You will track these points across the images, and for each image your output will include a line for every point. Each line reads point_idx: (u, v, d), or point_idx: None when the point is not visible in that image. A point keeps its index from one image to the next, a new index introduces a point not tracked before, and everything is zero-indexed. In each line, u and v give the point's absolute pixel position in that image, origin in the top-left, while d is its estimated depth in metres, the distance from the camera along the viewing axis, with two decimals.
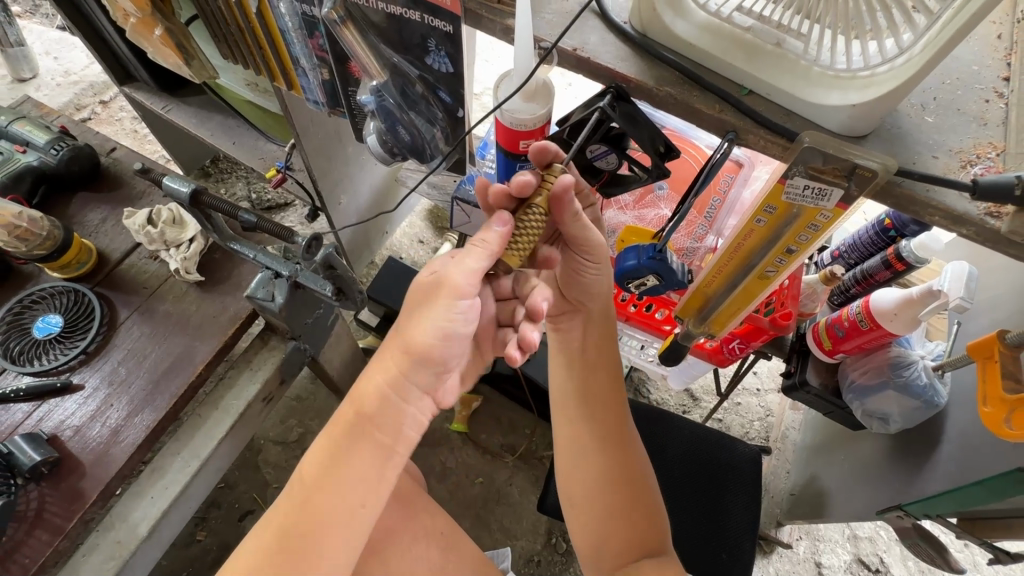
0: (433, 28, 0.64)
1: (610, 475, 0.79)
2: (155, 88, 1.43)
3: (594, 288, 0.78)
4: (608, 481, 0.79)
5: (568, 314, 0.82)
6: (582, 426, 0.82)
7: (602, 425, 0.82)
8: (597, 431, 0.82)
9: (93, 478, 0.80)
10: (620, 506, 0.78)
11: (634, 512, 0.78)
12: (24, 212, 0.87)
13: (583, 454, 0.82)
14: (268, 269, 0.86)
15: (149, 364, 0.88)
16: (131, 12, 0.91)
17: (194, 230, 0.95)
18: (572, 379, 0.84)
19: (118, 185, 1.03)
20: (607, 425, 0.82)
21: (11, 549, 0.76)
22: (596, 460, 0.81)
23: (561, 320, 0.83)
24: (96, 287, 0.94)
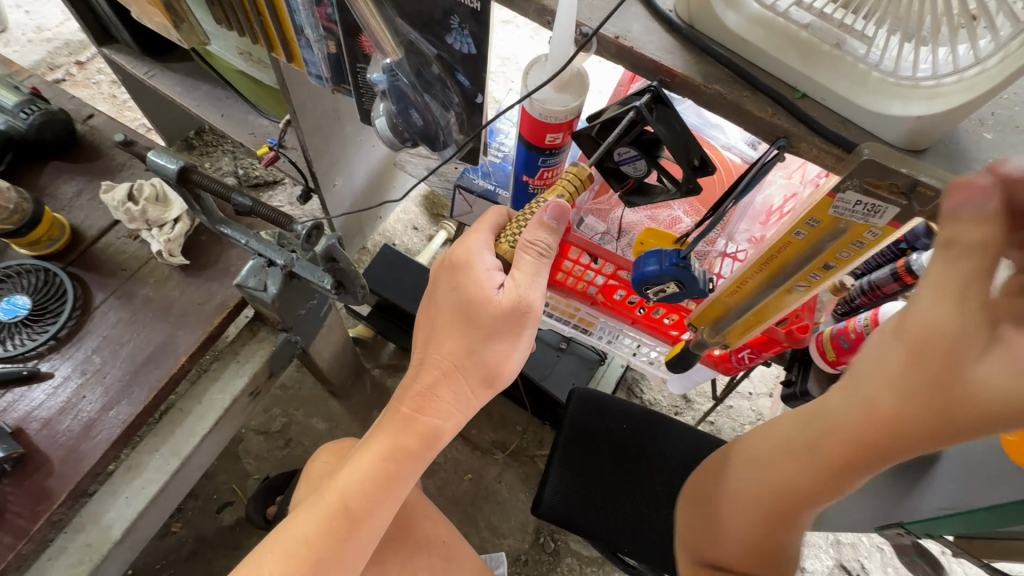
0: (458, 3, 0.58)
1: (762, 544, 0.60)
2: (138, 51, 1.33)
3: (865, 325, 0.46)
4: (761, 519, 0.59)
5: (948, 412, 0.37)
6: (753, 478, 0.60)
7: (773, 494, 0.57)
8: (762, 496, 0.58)
9: (62, 476, 0.74)
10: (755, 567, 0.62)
11: (765, 559, 0.61)
12: None
13: (748, 511, 0.60)
14: (260, 257, 0.80)
15: (127, 353, 0.82)
16: None
17: (179, 209, 0.89)
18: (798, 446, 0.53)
19: (96, 156, 0.95)
20: (786, 497, 0.56)
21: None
22: (749, 519, 0.61)
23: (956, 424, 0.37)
24: (68, 266, 0.86)
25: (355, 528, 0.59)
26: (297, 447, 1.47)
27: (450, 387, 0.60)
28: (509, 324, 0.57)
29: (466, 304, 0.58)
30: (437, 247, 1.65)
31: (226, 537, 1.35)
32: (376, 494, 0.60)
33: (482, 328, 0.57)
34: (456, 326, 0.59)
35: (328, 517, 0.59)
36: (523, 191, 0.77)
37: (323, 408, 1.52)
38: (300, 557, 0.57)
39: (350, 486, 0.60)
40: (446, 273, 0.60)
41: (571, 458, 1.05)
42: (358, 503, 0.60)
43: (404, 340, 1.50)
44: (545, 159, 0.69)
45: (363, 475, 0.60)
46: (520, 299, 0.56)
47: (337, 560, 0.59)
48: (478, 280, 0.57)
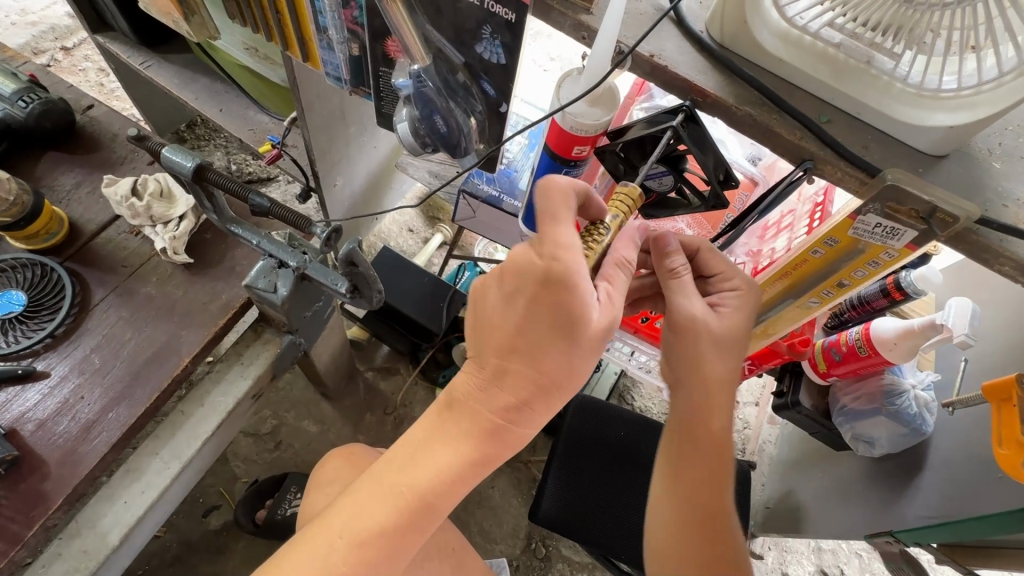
0: (492, 14, 0.59)
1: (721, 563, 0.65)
2: (134, 40, 1.29)
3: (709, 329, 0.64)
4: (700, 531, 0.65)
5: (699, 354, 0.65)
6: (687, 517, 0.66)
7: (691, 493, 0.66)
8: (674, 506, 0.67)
9: (58, 479, 0.71)
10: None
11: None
12: None
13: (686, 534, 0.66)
14: (271, 257, 0.79)
15: (127, 353, 0.79)
16: None
17: (185, 206, 0.87)
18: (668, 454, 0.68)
19: (97, 147, 0.92)
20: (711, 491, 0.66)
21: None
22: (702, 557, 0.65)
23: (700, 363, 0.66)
24: (66, 261, 0.84)
25: (420, 527, 0.59)
26: (287, 450, 1.44)
27: (539, 401, 0.57)
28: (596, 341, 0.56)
29: (570, 322, 0.53)
30: (434, 249, 1.65)
31: (212, 542, 1.32)
32: (454, 489, 0.59)
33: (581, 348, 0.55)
34: (551, 340, 0.54)
35: (402, 509, 0.58)
36: None
37: (315, 410, 1.50)
38: (369, 544, 0.57)
39: (425, 482, 0.58)
40: (541, 286, 0.53)
41: (571, 460, 1.06)
42: (435, 498, 0.58)
43: (399, 342, 1.49)
44: (567, 171, 0.70)
45: (439, 473, 0.58)
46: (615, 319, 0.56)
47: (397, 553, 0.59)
48: (584, 300, 0.53)
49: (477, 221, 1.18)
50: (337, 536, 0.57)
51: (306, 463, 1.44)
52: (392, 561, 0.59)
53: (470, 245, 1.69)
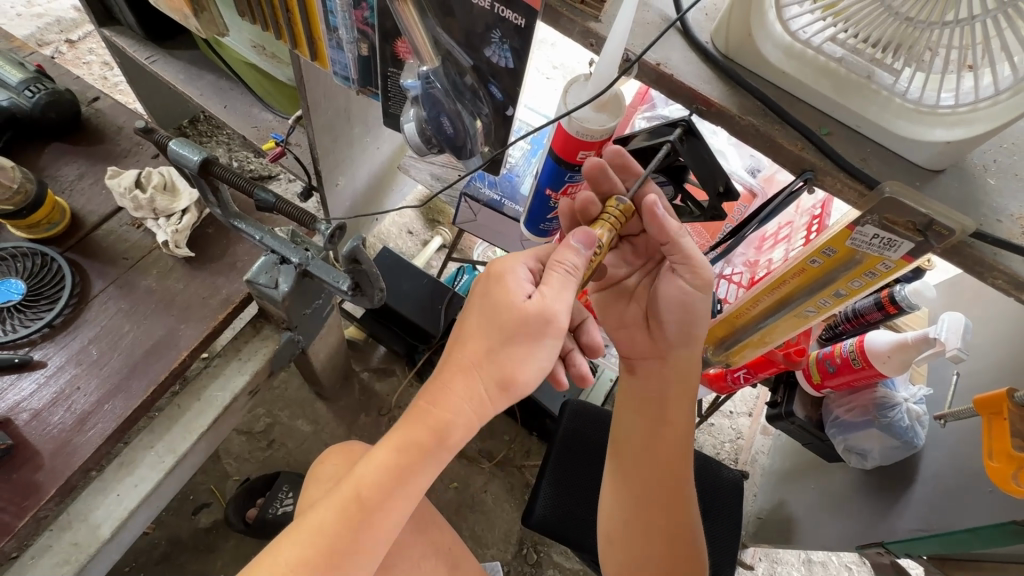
0: (502, 19, 0.60)
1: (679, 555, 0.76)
2: (141, 35, 1.30)
3: (692, 320, 0.73)
4: (660, 523, 0.77)
5: (649, 357, 0.79)
6: (649, 508, 0.77)
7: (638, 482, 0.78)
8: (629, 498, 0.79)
9: (52, 470, 0.71)
10: (664, 553, 0.76)
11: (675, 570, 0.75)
12: None
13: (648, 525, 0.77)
14: (273, 253, 0.80)
15: (125, 345, 0.79)
16: None
17: (188, 200, 0.87)
18: (624, 451, 0.80)
19: (101, 139, 0.92)
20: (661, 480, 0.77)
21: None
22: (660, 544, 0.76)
23: (641, 362, 0.80)
24: (67, 251, 0.83)
25: (364, 522, 0.59)
26: (280, 449, 1.44)
27: (462, 382, 0.61)
28: (533, 332, 0.61)
29: (494, 305, 0.61)
30: (432, 252, 1.65)
31: (201, 540, 1.31)
32: (391, 486, 0.60)
33: (502, 329, 0.60)
34: (480, 326, 0.62)
35: (343, 508, 0.59)
36: (543, 203, 0.78)
37: (309, 410, 1.49)
38: (317, 545, 0.58)
39: (370, 476, 0.60)
40: (482, 283, 0.65)
41: (562, 465, 1.06)
42: (372, 494, 0.59)
43: (396, 343, 1.49)
44: (572, 175, 0.71)
45: (381, 471, 0.60)
46: (545, 308, 0.60)
47: (348, 549, 0.59)
48: (507, 288, 0.62)
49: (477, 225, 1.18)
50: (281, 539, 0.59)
51: (299, 463, 1.43)
52: (342, 563, 0.59)
53: (469, 248, 1.70)
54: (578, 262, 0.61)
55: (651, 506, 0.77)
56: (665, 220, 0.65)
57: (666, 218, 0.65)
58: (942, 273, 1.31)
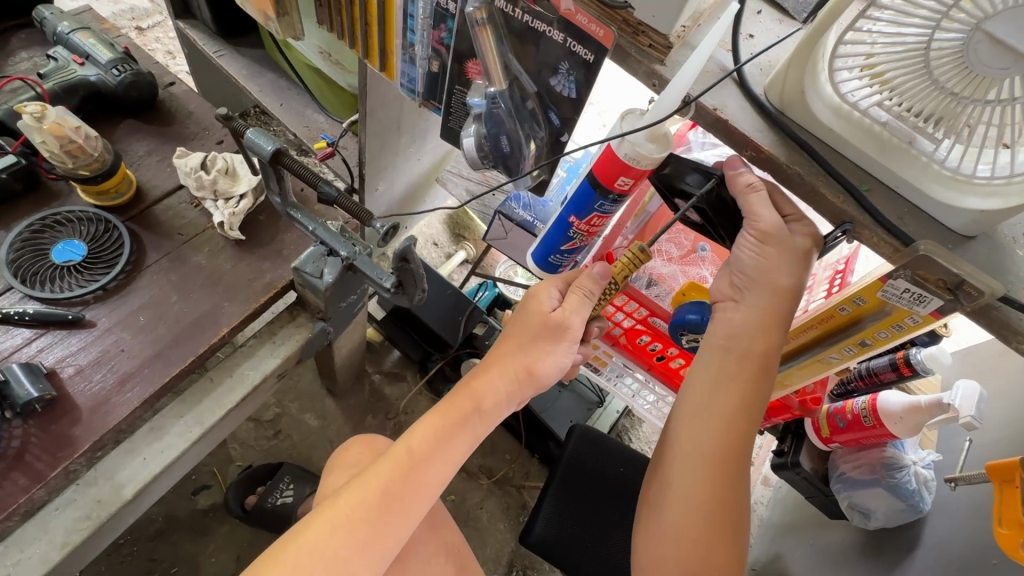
0: (572, 52, 0.65)
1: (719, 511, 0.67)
2: (213, 30, 1.38)
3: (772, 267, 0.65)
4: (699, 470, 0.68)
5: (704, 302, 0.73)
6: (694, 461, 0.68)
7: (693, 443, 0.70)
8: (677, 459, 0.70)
9: (88, 426, 0.74)
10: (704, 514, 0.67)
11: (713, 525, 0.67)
12: (83, 128, 0.80)
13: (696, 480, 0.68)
14: (322, 245, 0.84)
15: (170, 316, 0.83)
16: None
17: (247, 185, 0.91)
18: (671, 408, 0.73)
19: (172, 121, 0.98)
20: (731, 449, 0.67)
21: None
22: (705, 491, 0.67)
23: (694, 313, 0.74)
24: (128, 221, 0.88)
25: (411, 473, 0.70)
26: (285, 440, 1.45)
27: (501, 364, 0.74)
28: (552, 333, 0.73)
29: (542, 320, 0.73)
30: (456, 265, 1.72)
31: (198, 521, 1.32)
32: (437, 444, 0.71)
33: (537, 332, 0.73)
34: (512, 333, 0.76)
35: (396, 462, 0.70)
36: (563, 230, 0.81)
37: (318, 405, 1.51)
38: (370, 499, 0.68)
39: (416, 437, 0.71)
40: (522, 303, 0.78)
41: (565, 488, 1.07)
42: (421, 451, 0.71)
43: (411, 349, 1.51)
44: (603, 202, 0.74)
45: (428, 431, 0.72)
46: (564, 318, 0.72)
47: (403, 496, 0.69)
48: (541, 298, 0.74)
49: (507, 243, 1.22)
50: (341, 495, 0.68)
51: (302, 456, 1.45)
52: (393, 509, 0.68)
53: (491, 265, 1.74)
54: (595, 285, 0.72)
55: (709, 489, 0.67)
56: (750, 186, 0.65)
57: (753, 186, 0.65)
58: (957, 343, 1.32)
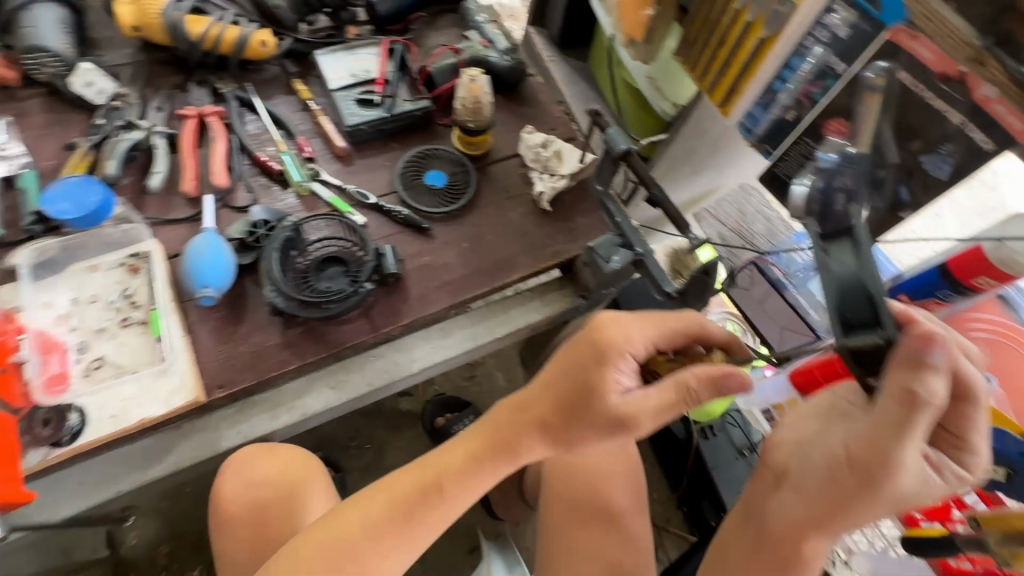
0: (966, 137, 0.66)
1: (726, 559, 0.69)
2: (554, 36, 1.63)
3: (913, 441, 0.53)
4: None
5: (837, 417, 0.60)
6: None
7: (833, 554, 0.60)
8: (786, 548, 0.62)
9: (411, 308, 0.95)
10: None
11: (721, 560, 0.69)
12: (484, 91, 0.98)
13: None
14: (617, 236, 0.96)
15: (484, 250, 1.03)
16: None
17: (569, 168, 1.09)
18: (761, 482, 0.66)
19: (525, 101, 1.19)
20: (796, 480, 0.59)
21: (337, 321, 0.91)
22: None
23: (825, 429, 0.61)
24: (476, 169, 1.10)
25: (428, 507, 0.68)
26: (475, 385, 1.66)
27: (532, 424, 0.64)
28: (610, 427, 0.61)
29: (585, 390, 0.61)
30: None
31: (395, 417, 1.58)
32: (464, 478, 0.68)
33: (588, 414, 0.61)
34: (563, 400, 0.63)
35: (411, 490, 0.69)
36: None
37: (510, 369, 1.69)
38: (384, 524, 0.68)
39: (453, 473, 0.68)
40: (588, 349, 0.64)
41: None
42: (446, 485, 0.68)
43: None
44: (948, 292, 0.72)
45: (460, 460, 0.68)
46: (631, 413, 0.60)
47: (414, 524, 0.68)
48: (611, 380, 0.61)
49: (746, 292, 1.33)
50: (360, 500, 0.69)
51: (484, 404, 1.64)
52: (383, 538, 0.68)
53: None
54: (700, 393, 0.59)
55: None
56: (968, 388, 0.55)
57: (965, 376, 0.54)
58: None
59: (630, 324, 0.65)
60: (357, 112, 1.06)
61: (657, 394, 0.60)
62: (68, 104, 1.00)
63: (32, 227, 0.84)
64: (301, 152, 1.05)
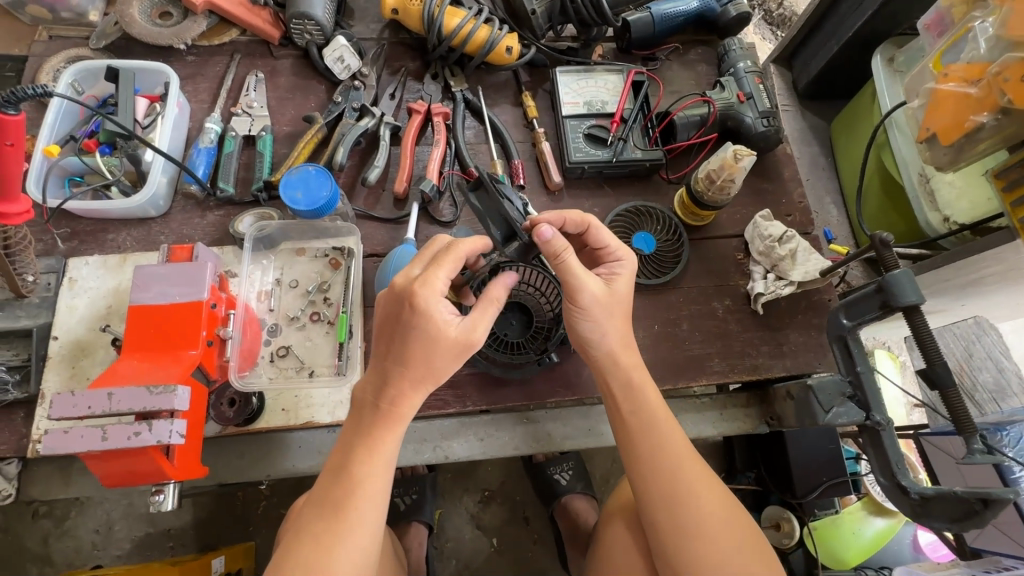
0: None
1: None
2: (801, 86, 1.39)
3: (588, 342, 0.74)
4: None
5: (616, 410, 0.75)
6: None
7: (670, 528, 0.67)
8: (660, 563, 0.69)
9: (585, 382, 0.86)
10: None
11: None
12: (739, 172, 0.84)
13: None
14: (850, 386, 0.79)
15: (676, 339, 0.91)
16: (981, 99, 0.83)
17: (803, 276, 0.90)
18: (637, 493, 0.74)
19: (764, 174, 1.02)
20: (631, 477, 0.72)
21: (504, 375, 0.85)
22: None
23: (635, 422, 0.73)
24: (689, 241, 0.97)
25: (346, 505, 0.62)
26: None
27: (390, 386, 0.64)
28: (456, 352, 0.64)
29: (405, 331, 0.63)
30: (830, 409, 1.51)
31: None
32: (356, 448, 0.64)
33: (427, 356, 0.63)
34: (387, 339, 0.65)
35: (327, 479, 0.64)
36: None
37: None
38: (311, 526, 0.62)
39: (355, 457, 0.64)
40: (400, 304, 0.63)
41: None
42: (353, 464, 0.64)
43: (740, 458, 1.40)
44: None
45: (386, 456, 0.65)
46: (463, 334, 0.64)
47: (331, 534, 0.61)
48: (430, 317, 0.62)
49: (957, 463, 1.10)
50: (283, 535, 0.64)
51: (588, 451, 1.55)
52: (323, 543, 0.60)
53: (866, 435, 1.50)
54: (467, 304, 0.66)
55: None
56: (561, 254, 0.68)
57: (565, 255, 0.69)
58: None
59: (436, 277, 0.63)
60: (584, 149, 0.96)
61: (462, 334, 0.63)
62: (313, 72, 1.01)
63: (260, 194, 0.87)
64: (513, 177, 0.97)
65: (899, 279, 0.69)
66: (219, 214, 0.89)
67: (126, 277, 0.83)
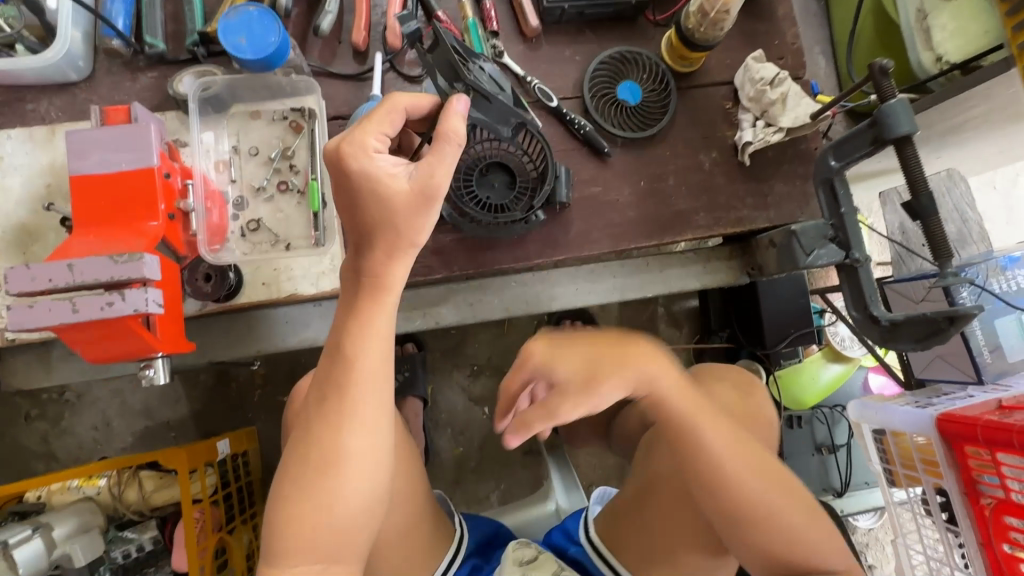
0: None
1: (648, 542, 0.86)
2: None
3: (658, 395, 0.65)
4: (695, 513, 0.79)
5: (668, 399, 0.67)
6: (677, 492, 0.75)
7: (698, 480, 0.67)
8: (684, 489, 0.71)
9: (572, 242, 0.85)
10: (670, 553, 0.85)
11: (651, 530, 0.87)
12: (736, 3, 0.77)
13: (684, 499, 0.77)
14: (832, 229, 0.79)
15: (662, 195, 0.89)
16: None
17: (793, 121, 0.87)
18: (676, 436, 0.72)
19: (758, 12, 0.94)
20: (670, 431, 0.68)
21: (489, 239, 0.83)
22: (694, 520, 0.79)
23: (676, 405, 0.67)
24: (677, 90, 0.92)
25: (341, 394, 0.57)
26: None
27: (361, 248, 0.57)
28: (419, 206, 0.55)
29: (349, 195, 0.55)
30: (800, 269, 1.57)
31: None
32: (347, 328, 0.58)
33: (387, 213, 0.55)
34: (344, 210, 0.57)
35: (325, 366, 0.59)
36: None
37: None
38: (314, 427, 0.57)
39: (345, 340, 0.58)
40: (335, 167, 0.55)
41: None
42: (344, 345, 0.58)
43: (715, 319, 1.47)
44: None
45: (381, 339, 0.59)
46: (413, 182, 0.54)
47: (334, 420, 0.57)
48: (365, 170, 0.54)
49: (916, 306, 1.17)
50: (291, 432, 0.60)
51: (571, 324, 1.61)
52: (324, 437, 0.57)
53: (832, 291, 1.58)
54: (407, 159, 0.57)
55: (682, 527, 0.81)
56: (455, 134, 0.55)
57: (455, 134, 0.55)
58: None
59: (364, 129, 0.55)
60: None
61: (414, 186, 0.54)
62: None
63: (197, 48, 0.76)
64: (486, 22, 0.86)
65: (896, 108, 0.67)
66: (153, 76, 0.78)
67: (60, 152, 0.74)
